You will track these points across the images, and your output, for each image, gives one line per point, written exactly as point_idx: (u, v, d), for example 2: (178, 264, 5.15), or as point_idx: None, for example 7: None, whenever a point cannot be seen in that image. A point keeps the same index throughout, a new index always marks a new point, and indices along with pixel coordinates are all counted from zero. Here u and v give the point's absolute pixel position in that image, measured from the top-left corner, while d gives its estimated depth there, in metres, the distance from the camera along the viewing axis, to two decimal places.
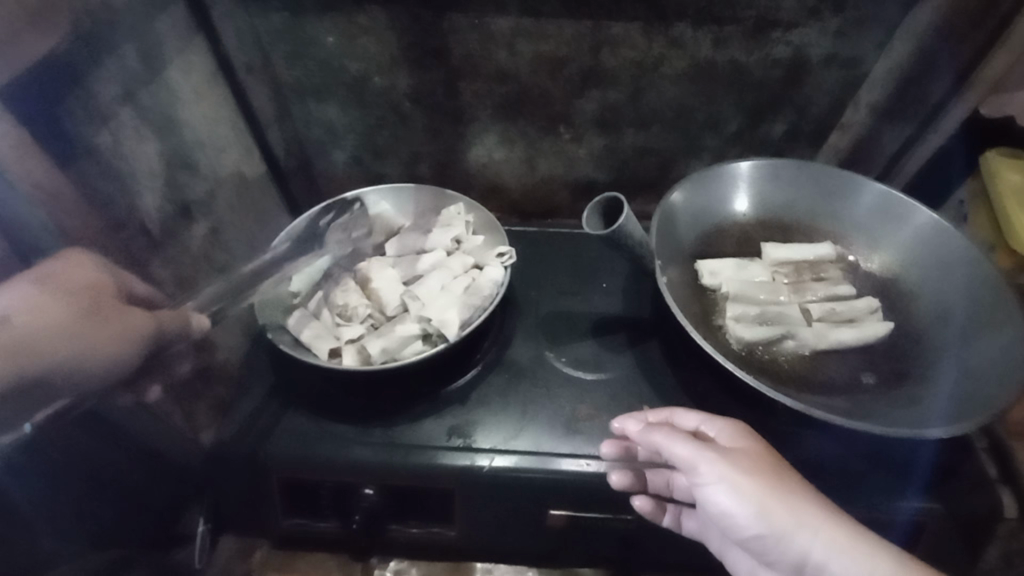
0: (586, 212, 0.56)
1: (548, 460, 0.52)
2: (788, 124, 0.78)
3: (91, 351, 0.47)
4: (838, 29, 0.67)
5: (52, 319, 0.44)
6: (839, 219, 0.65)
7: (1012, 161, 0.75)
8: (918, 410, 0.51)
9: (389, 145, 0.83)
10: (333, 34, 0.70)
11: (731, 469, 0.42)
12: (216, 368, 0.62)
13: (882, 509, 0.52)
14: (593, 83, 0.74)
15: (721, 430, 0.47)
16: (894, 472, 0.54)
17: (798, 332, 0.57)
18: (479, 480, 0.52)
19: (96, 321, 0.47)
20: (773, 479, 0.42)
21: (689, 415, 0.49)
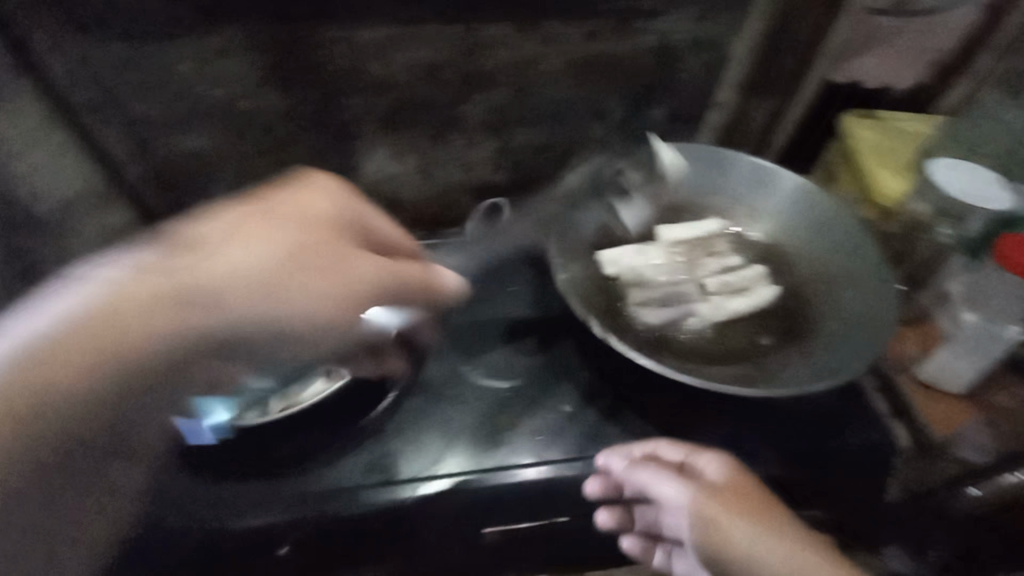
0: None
1: (473, 479, 0.52)
2: (668, 108, 0.80)
3: (323, 294, 0.40)
4: (696, 14, 0.70)
5: (246, 268, 0.39)
6: (721, 194, 0.69)
7: (865, 120, 0.83)
8: (809, 367, 0.54)
9: (271, 172, 0.78)
10: (184, 61, 0.64)
11: (717, 507, 0.41)
12: None
13: (789, 464, 0.56)
14: (475, 86, 0.73)
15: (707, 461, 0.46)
16: (797, 427, 0.58)
17: (696, 308, 0.60)
18: (403, 511, 0.51)
19: (330, 260, 0.41)
20: (759, 516, 0.41)
21: (673, 449, 0.48)
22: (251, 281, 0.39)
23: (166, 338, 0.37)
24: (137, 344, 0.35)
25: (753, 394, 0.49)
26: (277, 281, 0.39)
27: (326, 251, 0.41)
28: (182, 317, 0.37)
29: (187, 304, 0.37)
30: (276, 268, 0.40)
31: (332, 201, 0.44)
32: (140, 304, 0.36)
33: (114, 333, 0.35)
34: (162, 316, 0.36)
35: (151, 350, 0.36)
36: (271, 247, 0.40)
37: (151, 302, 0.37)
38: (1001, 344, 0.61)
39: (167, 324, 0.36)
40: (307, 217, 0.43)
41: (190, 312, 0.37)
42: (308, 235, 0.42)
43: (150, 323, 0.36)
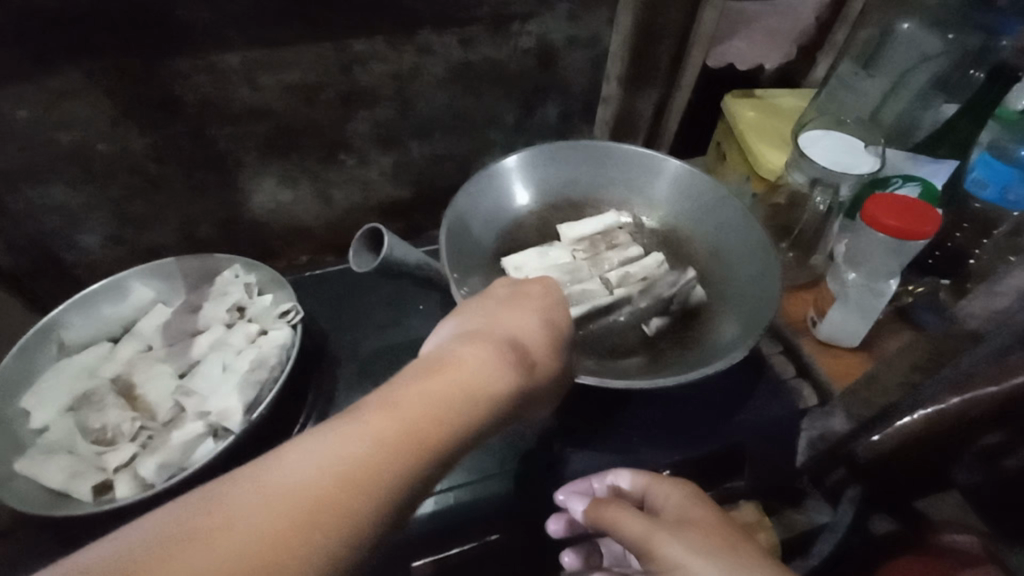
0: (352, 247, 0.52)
1: (486, 485, 0.53)
2: (559, 106, 0.81)
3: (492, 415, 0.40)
4: (568, 13, 0.71)
5: (462, 389, 0.38)
6: (616, 187, 0.70)
7: (744, 99, 0.87)
8: (707, 348, 0.57)
9: (149, 215, 0.72)
10: (20, 107, 0.58)
11: (682, 546, 0.40)
12: None
13: (707, 439, 0.59)
14: (358, 103, 0.70)
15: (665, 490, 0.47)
16: (710, 405, 0.62)
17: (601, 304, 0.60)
18: (440, 524, 0.51)
19: (515, 359, 0.41)
20: (729, 552, 0.40)
21: (637, 480, 0.49)
22: (473, 372, 0.39)
23: (348, 471, 0.32)
24: (375, 473, 0.32)
25: (658, 385, 0.50)
26: (472, 384, 0.38)
27: (480, 367, 0.39)
28: (395, 453, 0.33)
29: (422, 424, 0.35)
30: (435, 389, 0.37)
31: (531, 310, 0.46)
32: (362, 449, 0.33)
33: (359, 463, 0.32)
34: (419, 429, 0.35)
35: (313, 488, 0.31)
36: (447, 374, 0.38)
37: (405, 409, 0.35)
38: (883, 299, 0.66)
39: (387, 429, 0.34)
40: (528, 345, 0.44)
41: (409, 423, 0.35)
42: (476, 361, 0.40)
43: (380, 456, 0.33)
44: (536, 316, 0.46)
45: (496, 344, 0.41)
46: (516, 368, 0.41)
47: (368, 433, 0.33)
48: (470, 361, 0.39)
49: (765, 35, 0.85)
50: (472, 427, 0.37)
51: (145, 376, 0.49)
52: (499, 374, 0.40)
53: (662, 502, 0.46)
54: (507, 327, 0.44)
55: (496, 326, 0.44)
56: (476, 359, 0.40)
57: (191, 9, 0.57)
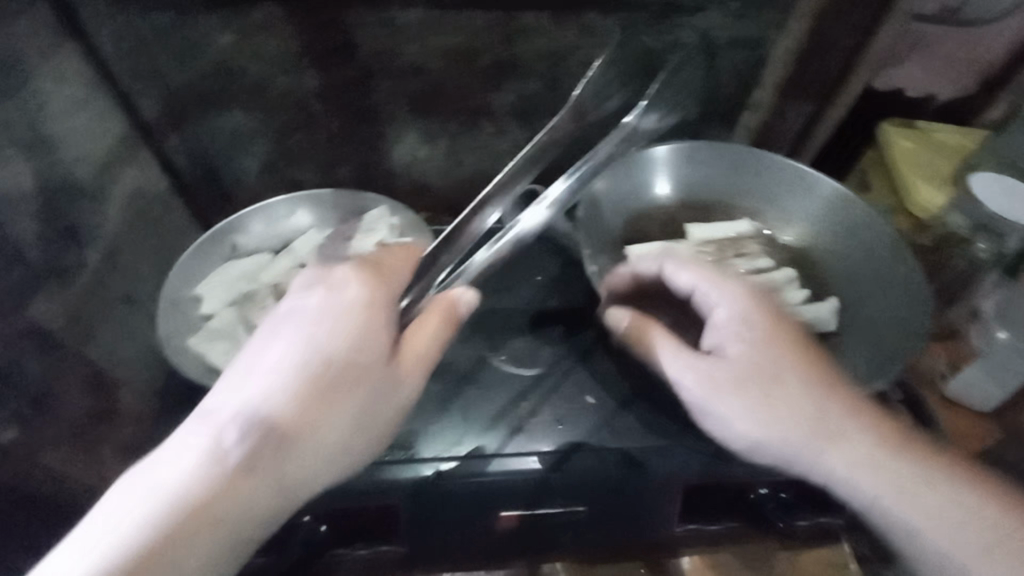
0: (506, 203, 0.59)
1: (503, 462, 0.53)
2: (701, 106, 0.80)
3: (342, 435, 0.42)
4: (737, 12, 0.69)
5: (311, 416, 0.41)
6: (754, 195, 0.68)
7: (903, 129, 0.81)
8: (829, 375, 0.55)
9: (304, 148, 0.78)
10: (226, 34, 0.64)
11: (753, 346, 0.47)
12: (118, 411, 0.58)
13: None
14: (509, 74, 0.73)
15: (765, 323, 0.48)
16: None
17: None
18: (426, 490, 0.51)
19: (371, 386, 0.43)
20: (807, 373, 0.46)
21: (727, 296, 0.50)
22: (334, 394, 0.41)
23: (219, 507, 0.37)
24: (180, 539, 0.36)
25: None
26: (297, 429, 0.40)
27: (337, 383, 0.42)
28: (258, 473, 0.39)
29: (279, 447, 0.40)
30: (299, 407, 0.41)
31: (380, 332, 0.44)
32: (149, 522, 0.36)
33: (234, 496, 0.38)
34: (235, 483, 0.38)
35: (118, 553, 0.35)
36: (292, 405, 0.40)
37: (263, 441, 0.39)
38: None
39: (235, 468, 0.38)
40: (353, 372, 0.42)
41: (263, 461, 0.39)
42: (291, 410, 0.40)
43: (242, 482, 0.38)
44: (421, 334, 0.47)
45: (335, 361, 0.42)
46: (336, 409, 0.41)
47: (220, 472, 0.38)
48: (323, 392, 0.41)
49: (941, 63, 0.80)
50: (335, 440, 0.42)
51: None
52: (348, 391, 0.42)
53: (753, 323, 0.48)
54: (371, 336, 0.43)
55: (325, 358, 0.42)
56: (341, 390, 0.42)
57: None
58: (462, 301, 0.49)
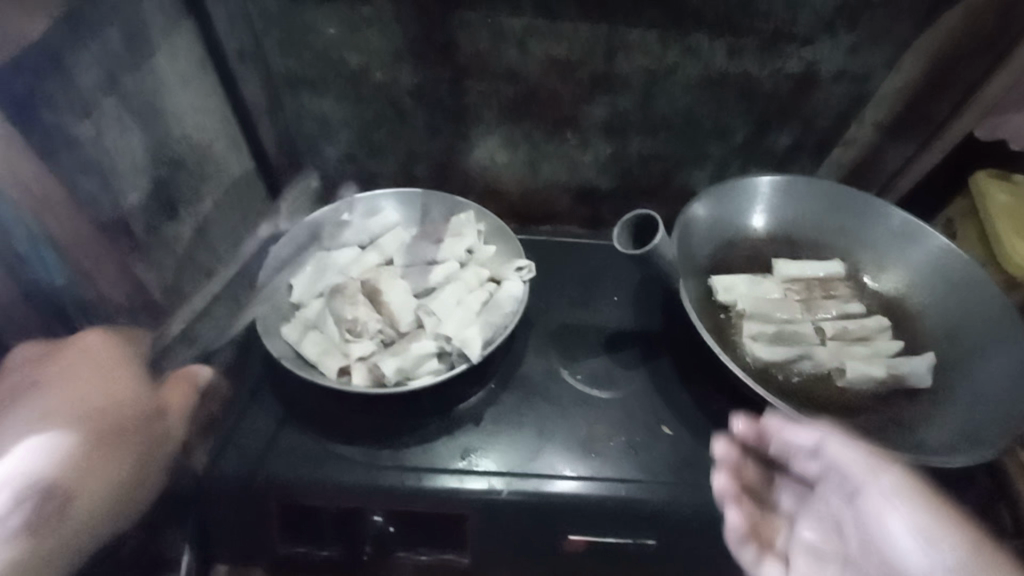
0: (615, 231, 0.56)
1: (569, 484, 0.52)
2: (793, 137, 0.78)
3: (115, 482, 0.44)
4: (850, 46, 0.67)
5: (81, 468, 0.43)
6: (851, 238, 0.66)
7: (1002, 181, 0.78)
8: (917, 436, 0.53)
9: (387, 142, 0.78)
10: (333, 24, 0.65)
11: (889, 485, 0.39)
12: None
13: None
14: (603, 88, 0.72)
15: (919, 519, 0.37)
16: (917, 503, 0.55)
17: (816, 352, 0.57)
18: (496, 505, 0.51)
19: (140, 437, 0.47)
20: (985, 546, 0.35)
21: (897, 480, 0.39)
22: (116, 446, 0.44)
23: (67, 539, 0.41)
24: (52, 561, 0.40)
25: None
26: (110, 474, 0.44)
27: (118, 437, 0.45)
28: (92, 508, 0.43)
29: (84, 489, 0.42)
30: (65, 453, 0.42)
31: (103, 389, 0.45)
32: None
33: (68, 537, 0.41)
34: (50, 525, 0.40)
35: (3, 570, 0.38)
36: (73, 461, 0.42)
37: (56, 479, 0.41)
38: None
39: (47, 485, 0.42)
40: (127, 423, 0.46)
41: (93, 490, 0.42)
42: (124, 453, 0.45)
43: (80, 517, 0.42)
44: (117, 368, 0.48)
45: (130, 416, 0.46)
46: (127, 463, 0.45)
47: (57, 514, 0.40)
48: (95, 444, 0.43)
49: None
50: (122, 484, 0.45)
51: (390, 287, 0.54)
52: (115, 452, 0.44)
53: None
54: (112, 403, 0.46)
55: (110, 412, 0.45)
56: (108, 427, 0.44)
57: None
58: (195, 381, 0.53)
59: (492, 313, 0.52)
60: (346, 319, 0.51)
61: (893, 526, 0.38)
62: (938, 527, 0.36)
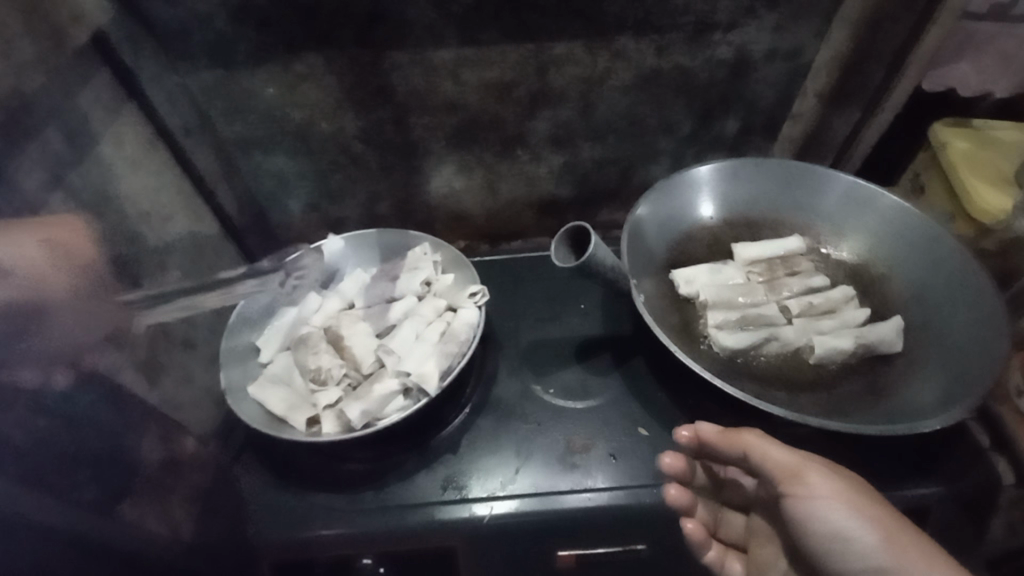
0: (554, 247, 0.57)
1: (552, 499, 0.52)
2: (740, 120, 0.78)
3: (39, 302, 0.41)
4: (775, 25, 0.67)
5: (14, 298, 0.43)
6: (803, 211, 0.66)
7: (957, 129, 0.77)
8: (893, 400, 0.53)
9: (345, 187, 0.80)
10: (271, 85, 0.67)
11: (820, 487, 0.45)
12: None
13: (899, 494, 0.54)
14: (544, 103, 0.73)
15: (842, 520, 0.44)
16: (908, 465, 0.56)
17: (783, 334, 0.57)
18: (481, 531, 0.51)
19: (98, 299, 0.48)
20: (891, 533, 0.43)
21: (824, 483, 0.45)
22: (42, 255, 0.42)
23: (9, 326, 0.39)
24: None
25: (851, 428, 0.47)
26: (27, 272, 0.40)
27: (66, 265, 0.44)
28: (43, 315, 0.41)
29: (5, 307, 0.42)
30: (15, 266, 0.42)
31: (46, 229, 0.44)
32: None
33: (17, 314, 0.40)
34: None
35: None
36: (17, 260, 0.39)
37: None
38: None
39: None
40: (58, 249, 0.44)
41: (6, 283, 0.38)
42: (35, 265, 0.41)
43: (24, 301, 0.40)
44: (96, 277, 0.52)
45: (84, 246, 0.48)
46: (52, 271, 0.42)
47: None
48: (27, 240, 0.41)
49: (1000, 58, 0.75)
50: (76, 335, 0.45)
51: (351, 331, 0.56)
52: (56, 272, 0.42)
53: (807, 550, 0.47)
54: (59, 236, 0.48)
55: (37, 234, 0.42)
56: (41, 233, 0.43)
57: (421, 9, 0.62)
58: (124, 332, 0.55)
59: (449, 341, 0.54)
60: (310, 370, 0.53)
61: (818, 525, 0.45)
62: (857, 528, 0.44)
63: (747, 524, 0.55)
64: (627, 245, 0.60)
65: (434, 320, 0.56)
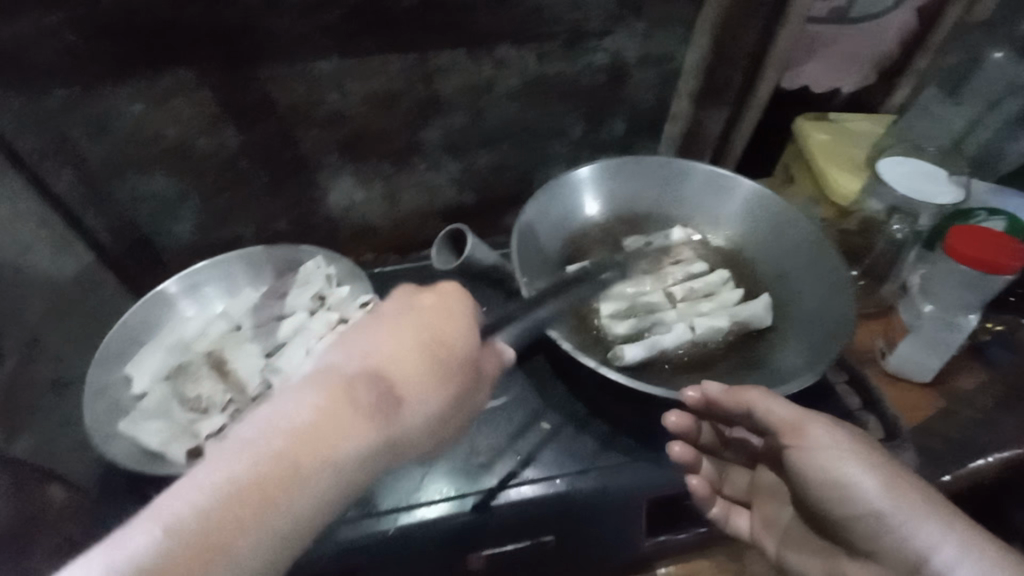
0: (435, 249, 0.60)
1: (461, 502, 0.52)
2: (625, 122, 0.82)
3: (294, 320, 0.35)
4: (643, 32, 0.72)
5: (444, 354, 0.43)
6: (680, 203, 0.70)
7: (816, 122, 0.85)
8: (768, 371, 0.57)
9: (236, 206, 0.77)
10: (138, 102, 0.63)
11: (830, 437, 0.45)
12: (51, 509, 0.55)
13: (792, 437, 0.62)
14: (433, 111, 0.74)
15: (842, 468, 0.44)
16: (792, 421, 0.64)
17: (665, 342, 0.58)
18: (386, 545, 0.50)
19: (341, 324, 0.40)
20: (900, 485, 0.43)
21: (823, 432, 0.45)
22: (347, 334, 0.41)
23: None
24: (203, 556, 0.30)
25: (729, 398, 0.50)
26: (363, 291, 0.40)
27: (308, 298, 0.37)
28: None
29: (281, 489, 0.33)
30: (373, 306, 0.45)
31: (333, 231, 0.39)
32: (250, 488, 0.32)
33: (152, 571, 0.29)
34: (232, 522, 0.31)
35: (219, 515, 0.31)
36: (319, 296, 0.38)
37: (227, 514, 0.31)
38: (961, 334, 0.65)
39: (367, 417, 0.37)
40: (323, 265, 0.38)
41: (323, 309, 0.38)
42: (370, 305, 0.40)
43: (228, 526, 0.31)
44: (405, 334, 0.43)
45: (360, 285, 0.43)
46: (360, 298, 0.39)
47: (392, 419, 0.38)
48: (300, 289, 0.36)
49: (843, 59, 0.84)
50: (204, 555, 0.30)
51: (236, 353, 0.55)
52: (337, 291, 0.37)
53: (821, 509, 0.46)
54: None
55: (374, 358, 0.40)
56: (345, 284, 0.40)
57: (294, 20, 0.61)
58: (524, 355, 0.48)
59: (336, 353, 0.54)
60: (190, 399, 0.52)
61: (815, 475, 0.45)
62: (860, 474, 0.43)
63: (751, 480, 0.57)
64: (519, 244, 0.62)
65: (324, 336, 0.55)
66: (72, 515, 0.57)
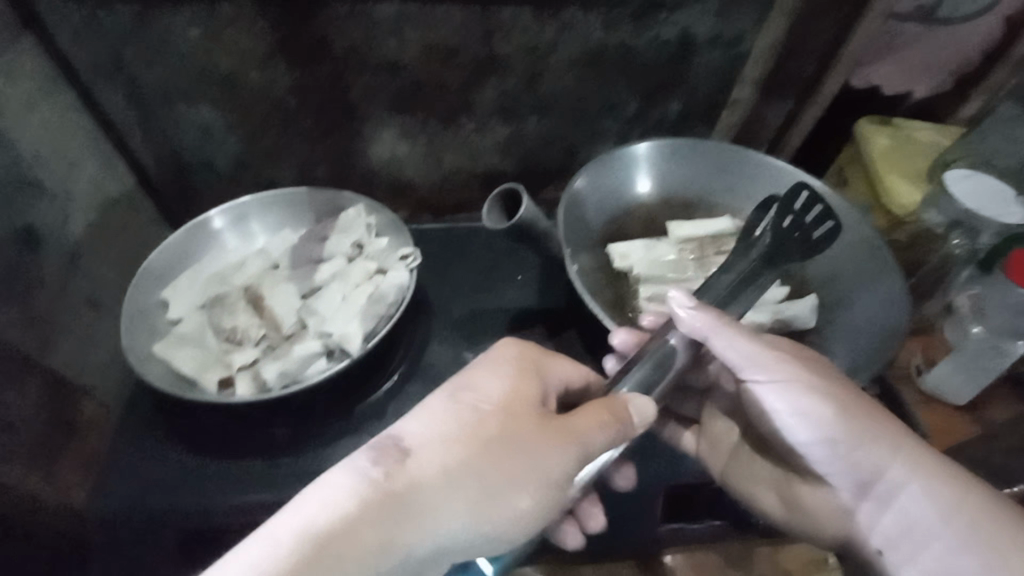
0: (485, 208, 0.58)
1: None
2: (682, 103, 0.80)
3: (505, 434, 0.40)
4: (716, 10, 0.69)
5: (523, 429, 0.40)
6: (733, 194, 0.68)
7: (880, 126, 0.81)
8: None
9: (279, 147, 0.76)
10: (195, 27, 0.62)
11: (788, 374, 0.46)
12: (76, 422, 0.56)
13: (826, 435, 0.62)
14: (488, 71, 0.72)
15: (793, 403, 0.46)
16: None
17: None
18: None
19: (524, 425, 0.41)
20: (859, 419, 0.44)
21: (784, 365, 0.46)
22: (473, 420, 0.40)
23: None
24: None
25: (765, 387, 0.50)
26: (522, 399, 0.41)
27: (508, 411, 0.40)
28: None
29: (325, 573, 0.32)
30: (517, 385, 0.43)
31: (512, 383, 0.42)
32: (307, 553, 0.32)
33: None
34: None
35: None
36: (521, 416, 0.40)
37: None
38: (1007, 360, 0.64)
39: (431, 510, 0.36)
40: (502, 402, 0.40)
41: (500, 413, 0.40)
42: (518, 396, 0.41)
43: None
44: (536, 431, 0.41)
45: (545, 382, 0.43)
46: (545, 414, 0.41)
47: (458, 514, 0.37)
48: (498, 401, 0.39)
49: (919, 63, 0.80)
50: None
51: (273, 291, 0.55)
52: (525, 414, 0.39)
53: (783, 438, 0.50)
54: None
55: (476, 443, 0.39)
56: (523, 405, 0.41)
57: None
58: (638, 412, 0.42)
59: (372, 303, 0.53)
60: (225, 329, 0.53)
61: (778, 407, 0.47)
62: (812, 406, 0.45)
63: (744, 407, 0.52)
64: (565, 216, 0.61)
65: (361, 283, 0.55)
66: (96, 431, 0.58)
